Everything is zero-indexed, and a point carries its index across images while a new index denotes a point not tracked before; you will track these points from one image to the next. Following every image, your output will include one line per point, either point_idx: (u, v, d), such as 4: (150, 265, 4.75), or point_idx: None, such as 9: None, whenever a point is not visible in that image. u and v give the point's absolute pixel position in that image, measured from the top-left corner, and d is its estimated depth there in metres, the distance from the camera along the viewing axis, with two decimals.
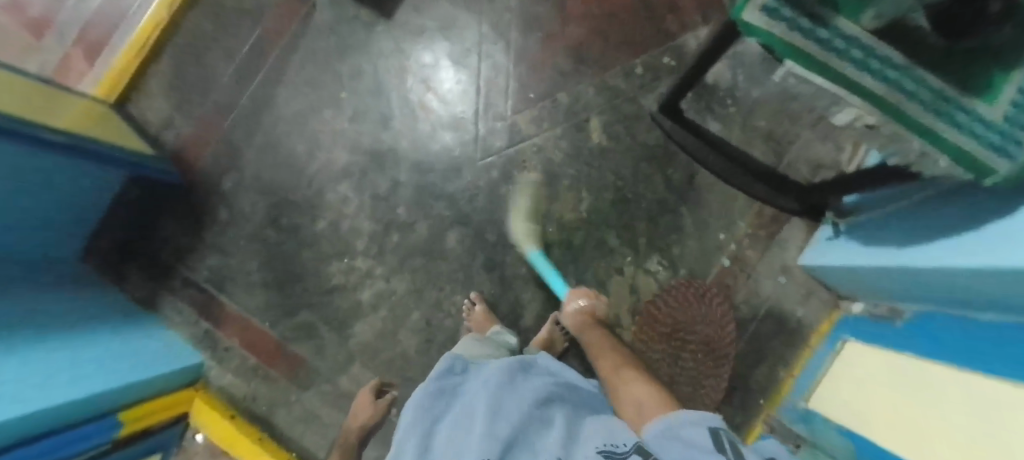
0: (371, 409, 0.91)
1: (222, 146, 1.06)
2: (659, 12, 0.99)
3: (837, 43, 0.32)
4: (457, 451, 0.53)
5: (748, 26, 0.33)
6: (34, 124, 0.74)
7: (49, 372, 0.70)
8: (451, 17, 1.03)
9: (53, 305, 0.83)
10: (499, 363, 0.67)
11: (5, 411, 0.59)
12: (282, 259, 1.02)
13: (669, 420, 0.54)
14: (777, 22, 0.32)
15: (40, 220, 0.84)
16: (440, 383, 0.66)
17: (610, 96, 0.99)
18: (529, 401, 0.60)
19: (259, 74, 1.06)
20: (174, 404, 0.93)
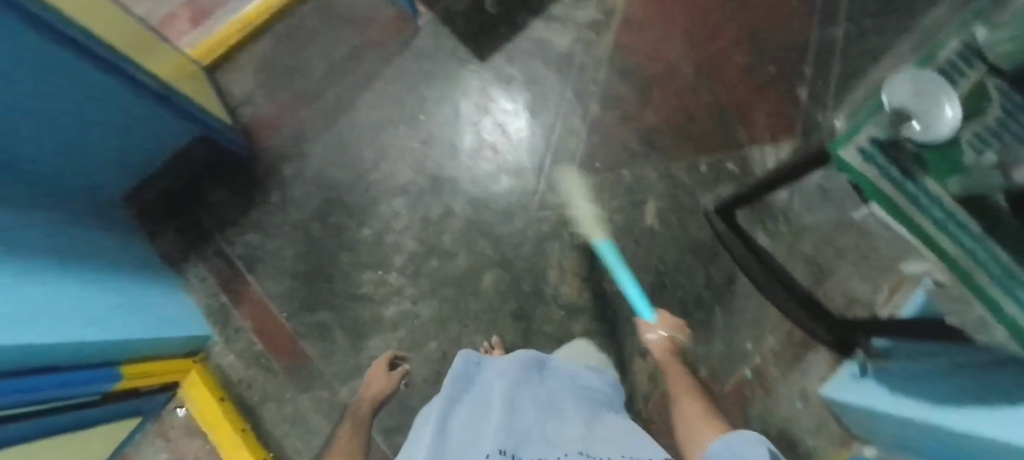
0: (384, 378, 0.89)
1: (293, 133, 1.09)
2: (732, 123, 1.05)
3: (922, 200, 0.38)
4: (468, 435, 0.51)
5: (843, 160, 0.42)
6: (138, 65, 0.76)
7: (74, 307, 0.68)
8: (540, 74, 1.09)
9: (83, 239, 0.81)
10: (515, 368, 0.65)
11: (45, 335, 0.58)
12: (319, 254, 1.02)
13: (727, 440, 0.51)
14: (871, 164, 0.40)
15: (96, 153, 0.84)
16: (459, 374, 0.65)
17: (671, 186, 1.03)
18: (544, 399, 0.59)
19: (347, 78, 1.11)
20: (169, 372, 0.90)
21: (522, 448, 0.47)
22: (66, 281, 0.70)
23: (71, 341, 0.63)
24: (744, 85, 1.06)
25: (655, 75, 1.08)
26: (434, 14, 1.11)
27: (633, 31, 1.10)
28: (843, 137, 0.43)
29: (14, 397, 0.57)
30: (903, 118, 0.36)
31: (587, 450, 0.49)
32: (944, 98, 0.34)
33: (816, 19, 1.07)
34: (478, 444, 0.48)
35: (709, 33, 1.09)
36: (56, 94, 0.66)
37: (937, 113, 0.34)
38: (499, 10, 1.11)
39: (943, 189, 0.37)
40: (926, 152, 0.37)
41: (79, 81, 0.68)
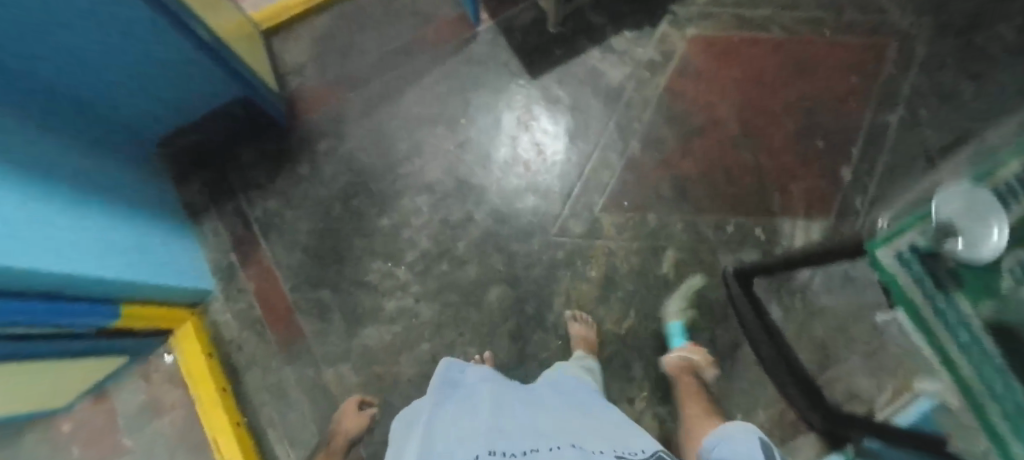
0: (354, 420, 0.89)
1: (334, 110, 1.10)
2: (769, 190, 1.03)
3: (950, 319, 0.28)
4: (452, 433, 0.47)
5: (878, 264, 0.33)
6: (190, 13, 0.76)
7: (89, 239, 0.69)
8: (587, 102, 1.09)
9: (112, 173, 0.82)
10: (501, 382, 0.63)
11: (41, 262, 0.57)
12: (334, 234, 1.03)
13: (721, 430, 0.59)
14: (906, 272, 0.31)
15: (146, 94, 0.86)
16: (442, 381, 0.63)
17: (693, 239, 1.02)
18: (529, 401, 0.58)
19: (398, 68, 1.12)
20: (168, 318, 0.90)
21: (512, 443, 0.45)
22: (92, 216, 0.72)
23: (76, 273, 0.63)
24: (788, 155, 1.05)
25: (701, 126, 1.07)
26: (496, 23, 1.12)
27: (688, 78, 1.09)
28: (884, 238, 0.35)
29: (14, 318, 0.58)
30: (950, 232, 0.27)
31: (581, 442, 0.46)
32: (995, 215, 0.26)
33: (873, 105, 1.05)
34: (466, 441, 0.45)
35: (763, 96, 1.08)
36: (102, 23, 0.66)
37: (984, 232, 0.26)
38: (560, 31, 1.11)
39: (975, 312, 0.28)
40: (963, 268, 0.29)
41: (128, 17, 0.68)
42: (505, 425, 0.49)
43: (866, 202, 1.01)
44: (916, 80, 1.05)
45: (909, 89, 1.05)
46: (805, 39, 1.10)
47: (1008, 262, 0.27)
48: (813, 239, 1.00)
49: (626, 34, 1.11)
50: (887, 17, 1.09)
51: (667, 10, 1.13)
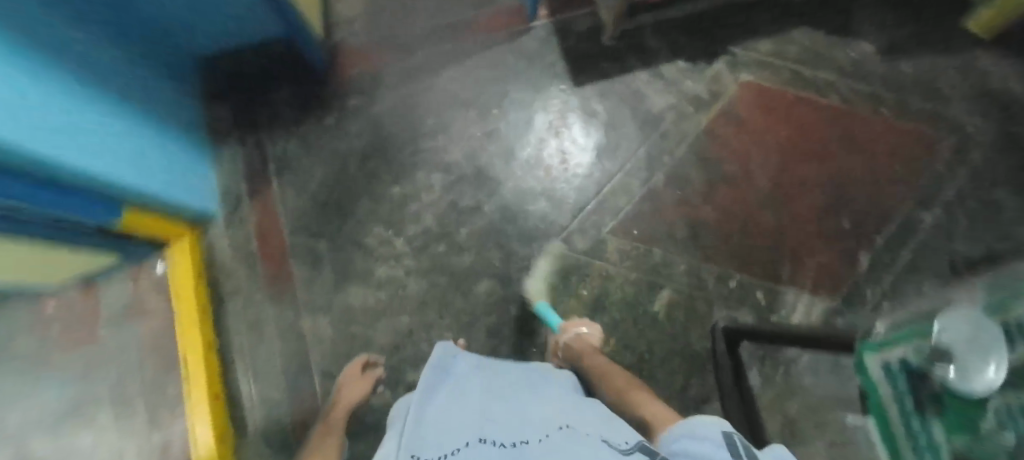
0: (359, 386, 0.86)
1: (374, 69, 1.10)
2: (781, 256, 1.01)
3: (913, 418, 0.46)
4: (439, 418, 0.47)
5: (867, 364, 0.54)
6: None
7: (105, 140, 0.70)
8: (622, 123, 1.07)
9: (143, 80, 0.83)
10: (495, 377, 0.60)
11: (51, 153, 0.58)
12: (344, 189, 1.04)
13: (683, 421, 0.38)
14: (890, 382, 0.50)
15: (193, 10, 0.86)
16: (435, 364, 0.61)
17: (693, 284, 1.00)
18: (524, 394, 0.56)
19: (446, 43, 1.11)
20: (167, 229, 0.92)
21: (502, 431, 0.43)
22: (117, 124, 0.73)
23: (82, 170, 0.64)
24: (810, 226, 1.02)
25: (731, 175, 1.04)
26: (554, 24, 1.11)
27: (731, 124, 1.07)
28: (879, 345, 0.54)
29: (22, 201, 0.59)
30: (944, 354, 0.41)
31: (570, 427, 0.42)
32: (994, 351, 0.38)
33: (911, 198, 1.01)
34: (455, 430, 0.44)
35: (801, 161, 1.05)
36: None
37: (983, 367, 0.38)
38: (614, 46, 1.10)
39: (949, 441, 0.41)
40: (948, 400, 0.43)
41: None
42: (494, 416, 0.47)
43: (877, 293, 0.97)
44: (963, 185, 1.01)
45: (953, 192, 1.01)
46: (860, 114, 1.06)
47: (1001, 400, 0.39)
48: (812, 316, 0.98)
49: (679, 64, 1.09)
50: (950, 113, 1.05)
51: (727, 50, 1.10)
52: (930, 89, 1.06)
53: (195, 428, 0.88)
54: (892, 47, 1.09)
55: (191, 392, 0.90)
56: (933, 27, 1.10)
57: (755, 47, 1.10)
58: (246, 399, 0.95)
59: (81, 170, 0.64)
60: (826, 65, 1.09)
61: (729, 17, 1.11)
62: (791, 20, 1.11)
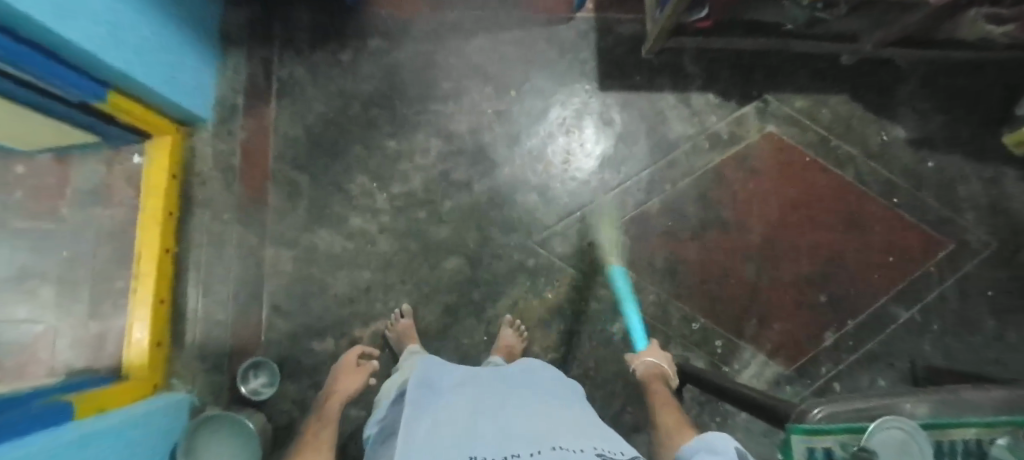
0: (354, 377, 0.84)
1: (402, 15, 1.05)
2: (750, 314, 1.00)
3: None
4: (422, 439, 0.46)
5: (788, 446, 0.37)
6: None
7: (121, 21, 0.67)
8: (635, 140, 1.04)
9: None
10: (482, 389, 0.59)
11: (64, 22, 0.56)
12: (341, 130, 1.01)
13: (699, 440, 0.48)
14: None
15: None
16: (420, 381, 0.63)
17: (656, 316, 0.99)
18: (507, 403, 0.55)
19: (482, 9, 1.07)
20: (154, 125, 0.89)
21: (487, 443, 0.43)
22: (134, 9, 0.70)
23: (90, 47, 0.62)
24: (788, 292, 1.01)
25: (727, 222, 1.02)
26: (597, 21, 1.07)
27: (742, 170, 1.04)
28: (809, 430, 0.37)
29: (24, 64, 0.57)
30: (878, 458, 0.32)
31: (554, 440, 0.43)
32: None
33: (894, 291, 1.00)
34: (439, 448, 0.43)
35: (798, 227, 1.03)
36: None
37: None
38: (650, 60, 1.06)
39: None
40: None
41: None
42: (481, 431, 0.46)
43: (831, 373, 0.98)
44: (946, 293, 1.00)
45: (935, 297, 1.00)
46: (872, 196, 1.04)
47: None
48: (762, 378, 0.98)
49: (709, 97, 1.06)
50: (958, 220, 1.03)
51: (761, 95, 1.07)
52: (947, 192, 1.04)
53: (132, 327, 0.87)
54: (923, 139, 1.06)
55: (136, 291, 0.88)
56: (969, 131, 1.07)
57: (789, 101, 1.07)
58: (190, 311, 0.95)
59: (89, 45, 0.62)
60: (853, 139, 1.06)
61: (773, 63, 1.08)
62: (833, 84, 1.08)
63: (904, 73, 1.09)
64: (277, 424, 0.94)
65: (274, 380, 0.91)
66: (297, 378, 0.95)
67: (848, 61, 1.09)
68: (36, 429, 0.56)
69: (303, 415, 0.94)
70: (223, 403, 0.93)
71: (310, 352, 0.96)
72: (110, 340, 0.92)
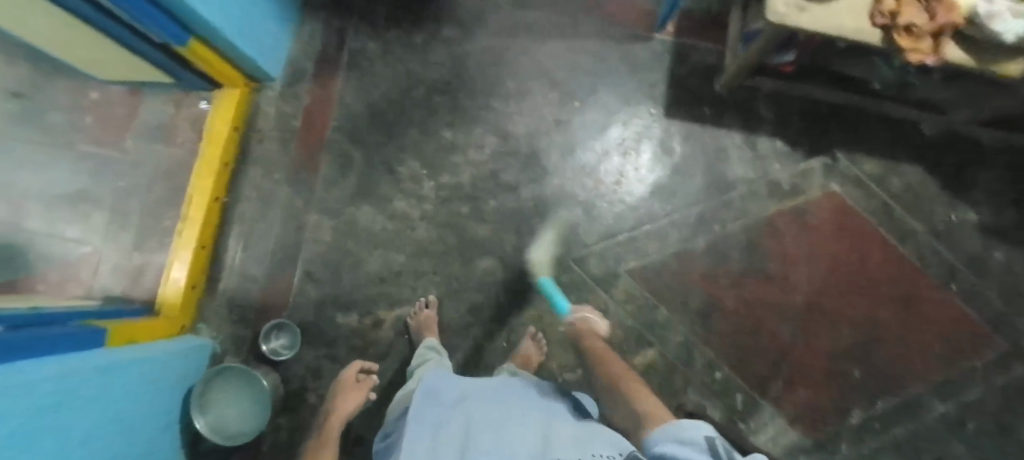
0: (353, 396, 0.85)
1: (481, 7, 1.05)
2: (777, 372, 0.97)
3: None
4: None
5: None
6: None
7: None
8: (692, 174, 1.01)
9: None
10: (484, 400, 0.58)
11: None
12: (401, 112, 1.02)
13: (670, 427, 0.43)
14: None
15: None
16: (423, 397, 0.62)
17: (680, 357, 0.97)
18: (507, 413, 0.54)
19: (561, 15, 1.05)
20: (226, 78, 0.91)
21: None
22: None
23: None
24: (821, 358, 0.97)
25: (771, 274, 0.99)
26: (675, 45, 1.04)
27: (796, 225, 1.00)
28: None
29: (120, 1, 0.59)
30: None
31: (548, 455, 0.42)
32: None
33: (933, 381, 0.96)
34: None
35: (844, 293, 0.99)
36: None
37: None
38: (723, 94, 1.03)
39: None
40: None
41: None
42: (478, 448, 0.45)
43: (850, 452, 0.94)
44: (989, 395, 0.95)
45: (976, 395, 0.95)
46: (928, 278, 0.99)
47: None
48: (777, 443, 0.95)
49: (777, 144, 1.02)
50: (1016, 321, 0.98)
51: (831, 151, 1.02)
52: (1011, 289, 0.99)
53: (172, 267, 0.89)
54: (995, 228, 1.01)
55: (182, 232, 0.90)
56: None
57: (861, 162, 1.02)
58: (228, 261, 0.97)
59: None
60: (921, 213, 1.01)
61: (851, 120, 1.03)
62: (911, 152, 1.03)
63: (989, 155, 1.03)
64: (289, 387, 0.96)
65: (293, 343, 0.93)
66: (316, 347, 0.97)
67: (930, 132, 1.03)
68: (67, 351, 0.58)
69: (314, 384, 0.96)
70: (242, 357, 0.95)
71: (332, 323, 0.97)
72: (149, 274, 0.95)
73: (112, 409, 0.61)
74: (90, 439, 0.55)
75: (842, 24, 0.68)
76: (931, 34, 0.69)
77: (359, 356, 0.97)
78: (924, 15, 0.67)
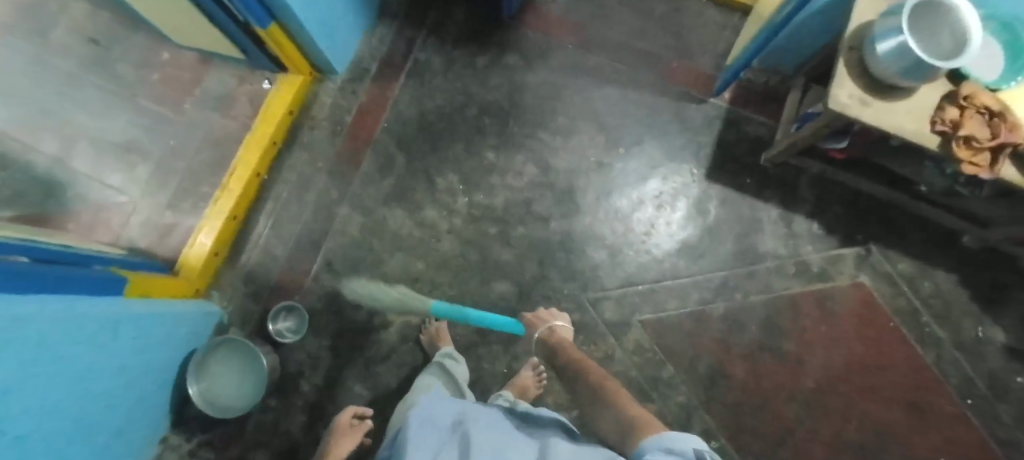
0: (347, 442, 0.83)
1: (547, 42, 1.08)
2: (775, 455, 0.94)
3: None
4: None
5: None
6: None
7: None
8: (722, 238, 1.01)
9: None
10: (483, 426, 0.52)
11: None
12: (450, 125, 1.04)
13: (653, 440, 0.39)
14: None
15: None
16: (419, 416, 0.56)
17: (679, 420, 0.95)
18: (507, 447, 0.47)
19: (622, 62, 1.07)
20: (294, 63, 0.94)
21: None
22: None
23: None
24: (823, 450, 0.95)
25: (785, 354, 0.98)
26: (728, 111, 1.06)
27: (818, 309, 0.99)
28: None
29: None
30: None
31: None
32: None
33: None
34: None
35: (856, 388, 0.97)
36: None
37: None
38: (766, 167, 1.04)
39: None
40: None
41: None
42: None
43: None
44: None
45: None
46: (945, 390, 0.97)
47: None
48: None
49: (812, 226, 1.02)
50: None
51: (866, 243, 1.02)
52: None
53: (201, 231, 0.91)
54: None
55: (218, 200, 0.92)
56: None
57: (894, 260, 1.01)
58: (254, 236, 0.99)
59: None
60: (948, 322, 0.99)
61: (891, 216, 1.03)
62: (946, 260, 1.01)
63: None
64: (286, 372, 0.96)
65: (300, 328, 0.94)
66: (321, 337, 0.97)
67: (970, 243, 1.02)
68: (80, 294, 0.57)
69: (311, 373, 0.96)
70: (247, 332, 0.95)
71: (341, 317, 0.98)
72: (176, 233, 0.95)
73: (106, 362, 0.60)
74: (73, 389, 0.53)
75: (902, 125, 0.68)
76: (990, 149, 0.66)
77: (360, 355, 0.97)
78: (987, 130, 0.65)
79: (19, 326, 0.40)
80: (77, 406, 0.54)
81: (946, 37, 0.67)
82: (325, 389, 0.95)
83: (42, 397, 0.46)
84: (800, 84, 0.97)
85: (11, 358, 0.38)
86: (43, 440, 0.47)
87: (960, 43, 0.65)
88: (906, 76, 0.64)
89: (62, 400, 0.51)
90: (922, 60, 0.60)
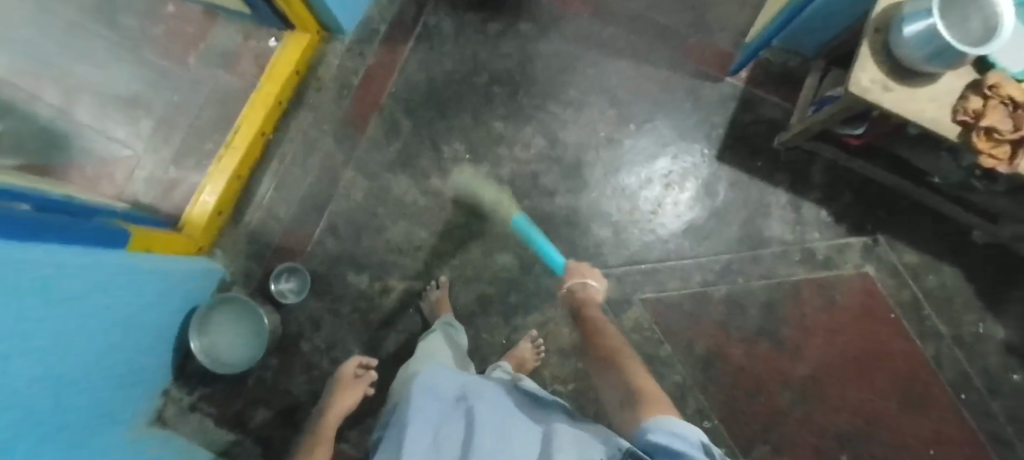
0: (352, 393, 0.82)
1: (561, 11, 1.05)
2: (767, 438, 0.95)
3: None
4: None
5: None
6: None
7: None
8: (729, 221, 1.00)
9: None
10: (484, 399, 0.52)
11: None
12: (459, 93, 1.02)
13: (653, 423, 0.40)
14: None
15: None
16: (421, 386, 0.56)
17: (674, 398, 0.96)
18: (508, 421, 0.47)
19: (638, 36, 1.05)
20: (302, 20, 0.90)
21: None
22: None
23: None
24: (814, 435, 0.96)
25: (783, 340, 0.98)
26: (744, 92, 1.03)
27: (821, 297, 0.99)
28: None
29: None
30: None
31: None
32: None
33: None
34: None
35: (852, 377, 0.97)
36: None
37: None
38: (779, 151, 1.02)
39: None
40: None
41: None
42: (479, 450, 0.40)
43: None
44: None
45: None
46: (941, 384, 0.97)
47: None
48: None
49: (821, 213, 1.01)
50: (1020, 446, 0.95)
51: (874, 233, 1.00)
52: None
53: (204, 189, 0.88)
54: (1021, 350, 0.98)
55: (222, 159, 0.90)
56: None
57: (901, 251, 1.00)
58: (258, 198, 0.96)
59: None
60: (949, 316, 0.98)
61: (901, 207, 1.01)
62: (952, 254, 1.00)
63: None
64: (287, 332, 0.96)
65: (302, 288, 0.94)
66: (322, 299, 0.97)
67: (978, 239, 1.01)
68: (84, 245, 0.57)
69: (311, 334, 0.96)
70: (249, 291, 0.95)
71: (343, 281, 0.98)
72: (181, 190, 0.94)
73: (108, 315, 0.60)
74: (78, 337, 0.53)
75: (923, 111, 0.66)
76: (1010, 142, 0.64)
77: (361, 319, 0.97)
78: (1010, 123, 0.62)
79: (22, 269, 0.39)
80: (80, 355, 0.55)
81: (977, 23, 0.64)
82: (325, 350, 0.96)
83: (47, 344, 0.46)
84: (820, 66, 0.94)
85: (14, 300, 0.38)
86: (50, 386, 0.48)
87: (991, 29, 0.62)
88: (932, 62, 0.61)
89: (67, 349, 0.51)
90: (951, 45, 0.58)
